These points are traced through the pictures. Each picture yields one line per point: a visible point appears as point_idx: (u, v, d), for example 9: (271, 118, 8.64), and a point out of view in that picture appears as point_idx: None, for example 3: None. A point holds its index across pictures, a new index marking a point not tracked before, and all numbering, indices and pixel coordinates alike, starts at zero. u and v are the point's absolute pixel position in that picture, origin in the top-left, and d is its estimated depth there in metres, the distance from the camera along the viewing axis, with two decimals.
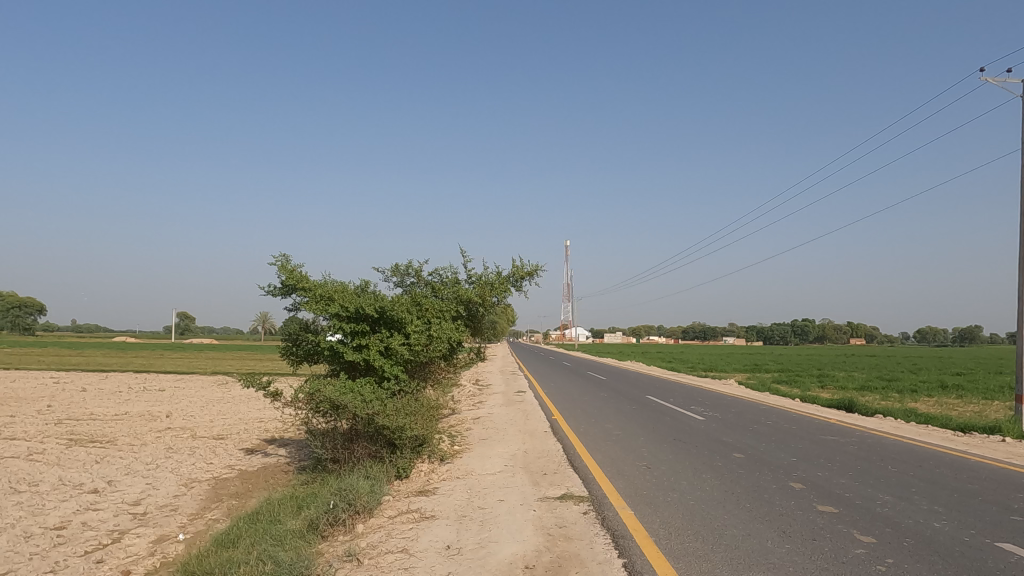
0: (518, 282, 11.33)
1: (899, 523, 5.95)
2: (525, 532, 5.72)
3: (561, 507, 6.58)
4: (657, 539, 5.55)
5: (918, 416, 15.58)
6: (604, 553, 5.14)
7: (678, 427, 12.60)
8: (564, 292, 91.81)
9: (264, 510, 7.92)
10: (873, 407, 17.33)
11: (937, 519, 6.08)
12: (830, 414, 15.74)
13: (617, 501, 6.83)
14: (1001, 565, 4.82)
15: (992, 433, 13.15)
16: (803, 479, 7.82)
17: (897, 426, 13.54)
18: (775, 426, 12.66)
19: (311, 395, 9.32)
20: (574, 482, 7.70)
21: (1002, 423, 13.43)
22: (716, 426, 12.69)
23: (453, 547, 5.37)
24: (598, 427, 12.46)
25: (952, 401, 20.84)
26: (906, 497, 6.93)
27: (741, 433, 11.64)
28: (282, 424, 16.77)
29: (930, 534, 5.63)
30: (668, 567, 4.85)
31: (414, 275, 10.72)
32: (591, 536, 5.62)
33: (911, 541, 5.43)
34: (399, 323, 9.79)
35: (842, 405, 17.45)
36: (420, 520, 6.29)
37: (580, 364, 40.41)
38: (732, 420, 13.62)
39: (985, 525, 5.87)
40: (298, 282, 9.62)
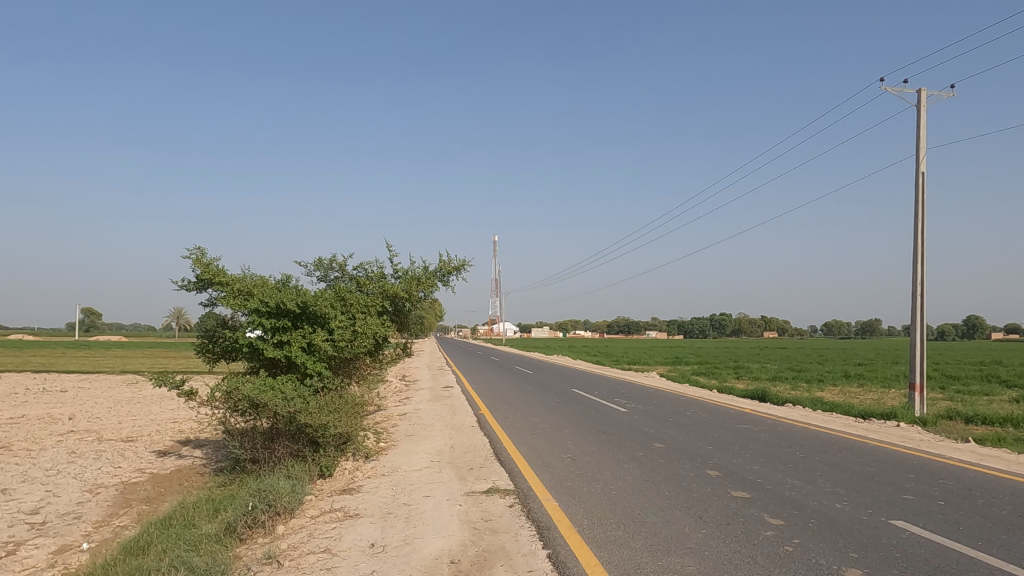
0: (446, 278, 11.28)
1: (805, 506, 6.31)
2: (451, 527, 5.71)
3: (487, 501, 6.63)
4: (580, 528, 5.66)
5: (823, 404, 16.48)
6: (529, 545, 5.21)
7: (602, 419, 12.88)
8: (492, 288, 91.51)
9: (176, 514, 7.55)
10: (783, 397, 18.20)
11: (839, 500, 6.50)
12: (744, 404, 16.43)
13: (542, 494, 6.92)
14: (894, 541, 5.20)
15: (888, 420, 14.04)
16: (718, 467, 8.16)
17: (805, 414, 14.30)
18: (693, 417, 13.15)
19: (228, 394, 8.95)
20: (500, 476, 7.75)
21: (897, 410, 14.38)
22: (638, 417, 13.06)
23: (376, 545, 5.30)
24: (524, 421, 12.53)
25: (854, 391, 22.12)
26: (812, 481, 7.36)
27: (662, 424, 12.02)
28: (197, 425, 16.07)
29: (832, 514, 6.00)
30: (590, 556, 4.96)
31: (338, 269, 10.49)
32: (516, 528, 5.68)
33: (815, 522, 5.78)
34: (322, 318, 9.58)
35: (755, 396, 18.23)
36: (344, 519, 6.18)
37: (505, 359, 39.82)
38: (653, 411, 14.04)
39: (880, 504, 6.30)
40: (214, 277, 9.23)
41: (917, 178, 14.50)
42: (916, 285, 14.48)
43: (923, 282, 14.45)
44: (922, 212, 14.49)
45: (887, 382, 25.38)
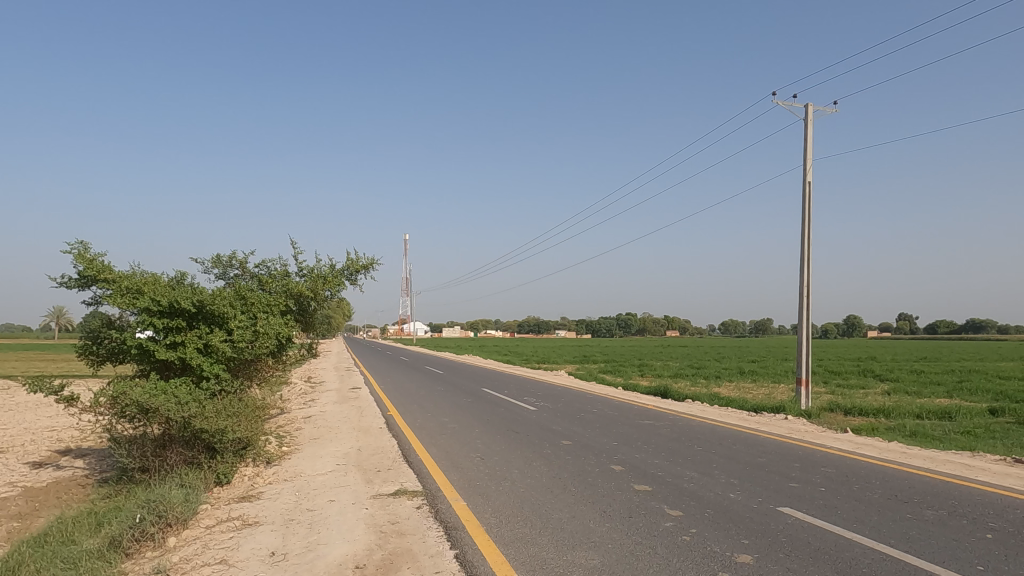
0: (353, 276, 11.03)
1: (702, 496, 6.63)
2: (356, 532, 5.59)
3: (394, 503, 6.53)
4: (488, 527, 5.69)
5: (720, 399, 17.37)
6: (436, 546, 5.18)
7: (512, 417, 13.02)
8: (403, 287, 90.36)
9: (53, 531, 6.97)
10: (683, 393, 19.02)
11: (732, 490, 6.86)
12: (647, 400, 17.08)
13: (450, 494, 6.90)
14: (781, 526, 5.56)
15: (778, 413, 14.99)
16: (622, 461, 8.42)
17: (703, 410, 15.05)
18: (599, 413, 13.52)
19: (114, 399, 8.33)
20: (408, 477, 7.66)
21: (786, 404, 15.36)
22: (547, 415, 13.29)
23: (277, 553, 5.10)
24: (433, 421, 12.45)
25: (747, 386, 23.50)
26: (708, 472, 7.74)
27: (569, 421, 12.30)
28: (78, 433, 14.88)
29: (726, 504, 6.34)
30: (497, 554, 5.00)
31: (238, 267, 10.02)
32: (424, 530, 5.63)
33: (711, 511, 6.08)
34: (220, 319, 9.12)
35: (657, 392, 18.98)
36: (242, 528, 5.91)
37: (415, 359, 39.37)
38: (561, 409, 14.31)
39: (769, 493, 6.71)
40: (99, 273, 8.56)
41: (803, 187, 15.55)
42: (803, 286, 15.53)
43: (808, 284, 15.51)
44: (807, 218, 15.54)
45: (778, 378, 27.13)
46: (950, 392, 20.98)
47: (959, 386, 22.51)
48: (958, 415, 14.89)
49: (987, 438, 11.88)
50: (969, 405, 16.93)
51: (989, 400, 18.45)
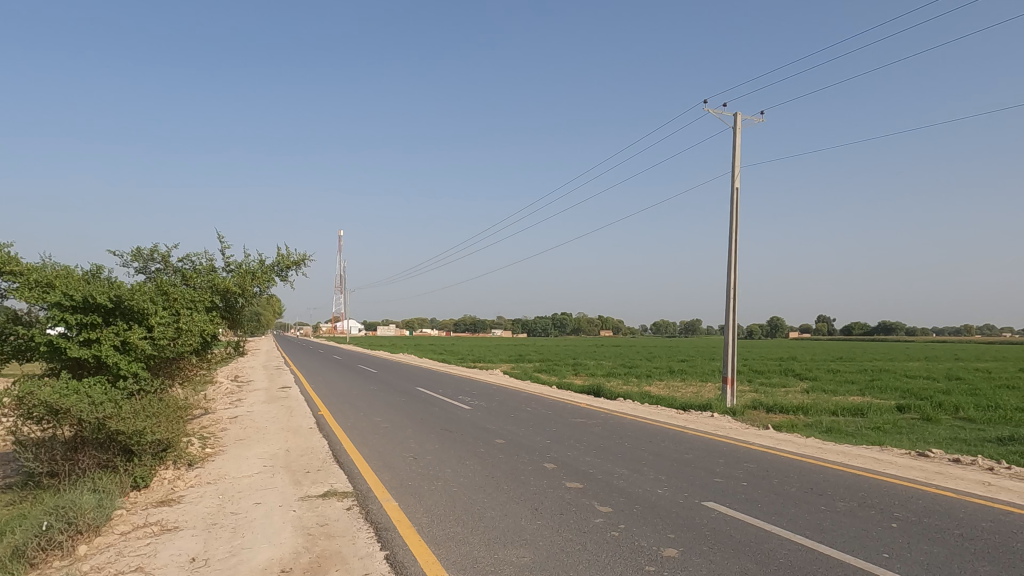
0: (284, 272, 10.74)
1: (631, 492, 6.78)
2: (282, 535, 5.44)
3: (323, 505, 6.39)
4: (419, 527, 5.64)
5: (650, 398, 17.84)
6: (366, 548, 5.10)
7: (446, 416, 12.97)
8: (337, 285, 88.60)
9: None
10: (616, 392, 19.43)
11: (660, 486, 7.05)
12: (581, 399, 17.34)
13: (381, 494, 6.81)
14: (705, 520, 5.75)
15: (705, 411, 15.51)
16: (555, 460, 8.52)
17: (634, 408, 15.43)
18: (533, 412, 13.63)
19: (20, 400, 7.81)
20: (338, 478, 7.51)
21: (712, 402, 15.90)
22: (482, 414, 13.31)
23: (198, 559, 4.91)
24: (365, 421, 12.25)
25: (677, 385, 24.24)
26: (638, 469, 7.92)
27: (503, 420, 12.35)
28: None
29: (654, 499, 6.51)
30: (428, 554, 4.96)
31: (160, 260, 9.59)
32: (354, 531, 5.53)
33: (640, 507, 6.23)
34: (140, 315, 8.71)
35: (591, 391, 19.32)
36: (160, 534, 5.65)
37: (348, 357, 38.66)
38: (495, 408, 14.36)
39: (695, 488, 6.93)
40: (4, 265, 8.00)
41: (732, 193, 16.13)
42: (730, 289, 16.11)
43: (735, 286, 16.09)
44: (735, 223, 16.12)
45: (705, 376, 28.15)
46: (862, 390, 22.23)
47: (871, 385, 23.90)
48: (869, 412, 15.79)
49: (895, 433, 12.65)
50: (879, 403, 17.98)
51: (897, 397, 19.64)
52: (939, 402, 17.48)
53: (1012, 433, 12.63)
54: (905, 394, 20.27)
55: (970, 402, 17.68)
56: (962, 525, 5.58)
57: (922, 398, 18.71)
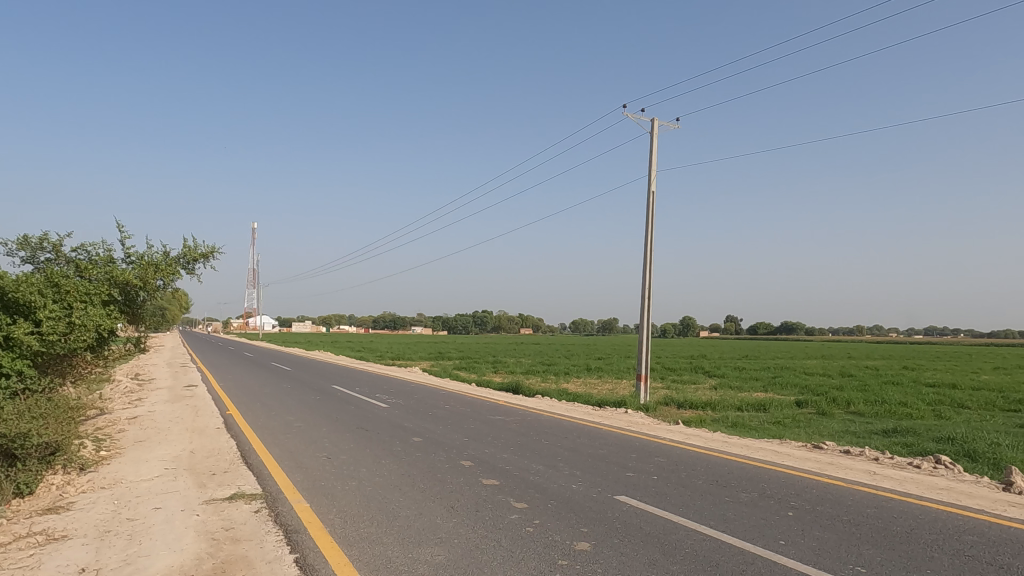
0: (190, 265, 10.23)
1: (547, 488, 6.87)
2: (184, 540, 5.18)
3: (229, 508, 6.13)
4: (332, 528, 5.50)
5: (568, 395, 18.14)
6: (274, 551, 4.93)
7: (362, 415, 12.72)
8: (250, 279, 85.13)
9: None
10: (534, 389, 19.66)
11: (574, 481, 7.19)
12: (500, 396, 17.43)
13: (292, 495, 6.59)
14: (617, 514, 5.91)
15: (620, 407, 15.93)
16: (472, 457, 8.52)
17: (552, 405, 15.65)
18: (452, 410, 13.59)
19: None
20: (247, 480, 7.22)
21: (627, 399, 16.37)
22: (399, 412, 13.13)
23: (88, 570, 4.60)
24: (277, 420, 11.84)
25: (594, 382, 24.85)
26: (553, 465, 8.05)
27: (421, 418, 12.24)
28: None
29: (568, 494, 6.63)
30: (340, 555, 4.85)
31: (51, 250, 8.92)
32: (261, 535, 5.34)
33: (555, 502, 6.33)
34: (26, 308, 8.07)
35: (510, 388, 19.44)
36: (45, 544, 5.25)
37: (260, 355, 37.22)
38: (413, 406, 14.22)
39: (608, 482, 7.11)
40: None
41: (648, 196, 16.64)
42: (645, 289, 16.61)
43: (649, 287, 16.61)
44: (651, 225, 16.64)
45: (621, 374, 28.96)
46: (766, 386, 23.52)
47: (773, 381, 25.26)
48: (771, 407, 16.72)
49: (794, 427, 13.45)
50: (781, 399, 19.02)
51: (796, 393, 20.87)
52: (832, 397, 18.74)
53: (895, 426, 13.69)
54: (804, 390, 21.57)
55: (859, 397, 19.03)
56: (850, 511, 5.99)
57: (818, 394, 19.97)
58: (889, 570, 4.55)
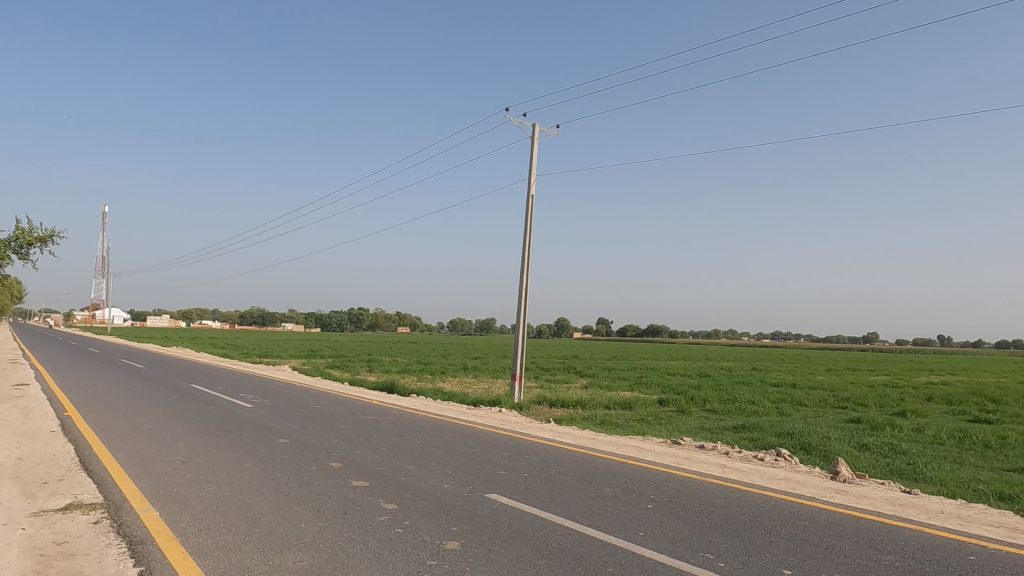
0: (22, 249, 9.15)
1: (418, 488, 6.81)
2: (5, 558, 4.61)
3: (63, 520, 5.52)
4: (184, 538, 5.13)
5: (443, 394, 18.11)
6: (114, 566, 4.50)
7: (222, 415, 11.95)
8: (98, 268, 77.69)
9: None
10: (409, 388, 19.46)
11: (446, 480, 7.18)
12: (374, 395, 17.11)
13: (139, 504, 6.06)
14: (487, 512, 5.96)
15: (494, 406, 16.15)
16: (341, 458, 8.26)
17: (426, 404, 15.57)
18: (321, 409, 13.13)
19: None
20: (85, 488, 6.55)
21: (501, 398, 16.61)
22: (264, 412, 12.49)
23: None
24: (124, 422, 10.86)
25: (470, 381, 25.08)
26: (425, 465, 7.99)
27: (287, 418, 11.73)
28: None
29: (439, 494, 6.61)
30: (192, 567, 4.53)
31: None
32: (101, 548, 4.87)
33: (425, 502, 6.29)
34: None
35: (383, 388, 19.11)
36: None
37: (107, 351, 34.02)
38: (280, 405, 13.59)
39: (480, 481, 7.17)
40: None
41: (527, 199, 16.98)
42: (522, 291, 16.94)
43: (526, 289, 16.96)
44: (529, 227, 16.99)
45: (496, 373, 29.43)
46: (631, 386, 24.82)
47: (638, 381, 26.61)
48: (636, 406, 17.59)
49: (655, 424, 14.26)
50: (645, 398, 20.15)
51: (658, 392, 22.20)
52: (690, 396, 20.06)
53: (743, 422, 14.91)
54: (666, 390, 22.98)
55: (714, 396, 20.55)
56: (702, 502, 6.43)
57: (677, 393, 21.34)
58: (734, 555, 4.93)
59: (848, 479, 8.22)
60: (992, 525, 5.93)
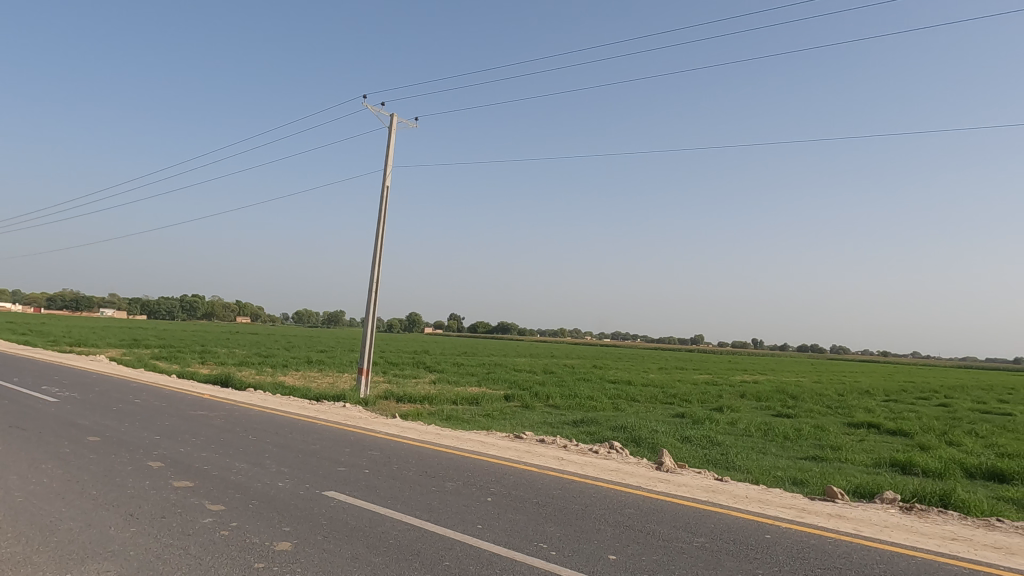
0: None
1: (249, 487, 6.43)
2: None
3: None
4: None
5: (284, 388, 17.25)
6: None
7: (16, 411, 10.49)
8: None
9: None
10: (246, 381, 18.34)
11: (281, 478, 6.84)
12: (205, 389, 15.91)
13: None
14: (324, 510, 5.75)
15: (338, 400, 15.67)
16: (162, 457, 7.58)
17: (264, 398, 14.77)
18: (141, 404, 11.98)
19: None
20: None
21: (346, 392, 16.18)
22: (71, 407, 11.14)
23: None
24: None
25: (313, 375, 24.16)
26: (259, 462, 7.56)
27: (99, 414, 10.56)
28: None
29: (272, 493, 6.28)
30: None
31: None
32: None
33: (256, 501, 5.94)
34: None
35: (217, 380, 17.83)
36: None
37: None
38: (92, 399, 12.20)
39: (317, 478, 6.91)
40: None
41: (382, 191, 16.66)
42: (372, 284, 16.59)
43: (377, 282, 16.63)
44: (383, 220, 16.67)
45: (342, 367, 28.64)
46: (479, 381, 25.23)
47: (485, 377, 27.11)
48: (482, 401, 17.86)
49: (500, 419, 14.58)
50: (491, 393, 20.57)
51: (504, 387, 22.76)
52: (534, 392, 20.72)
53: (581, 417, 15.68)
54: (512, 385, 23.67)
55: (556, 392, 21.41)
56: (539, 494, 6.68)
57: (523, 389, 22.01)
58: (565, 544, 5.17)
59: (670, 468, 8.96)
60: (785, 506, 6.74)
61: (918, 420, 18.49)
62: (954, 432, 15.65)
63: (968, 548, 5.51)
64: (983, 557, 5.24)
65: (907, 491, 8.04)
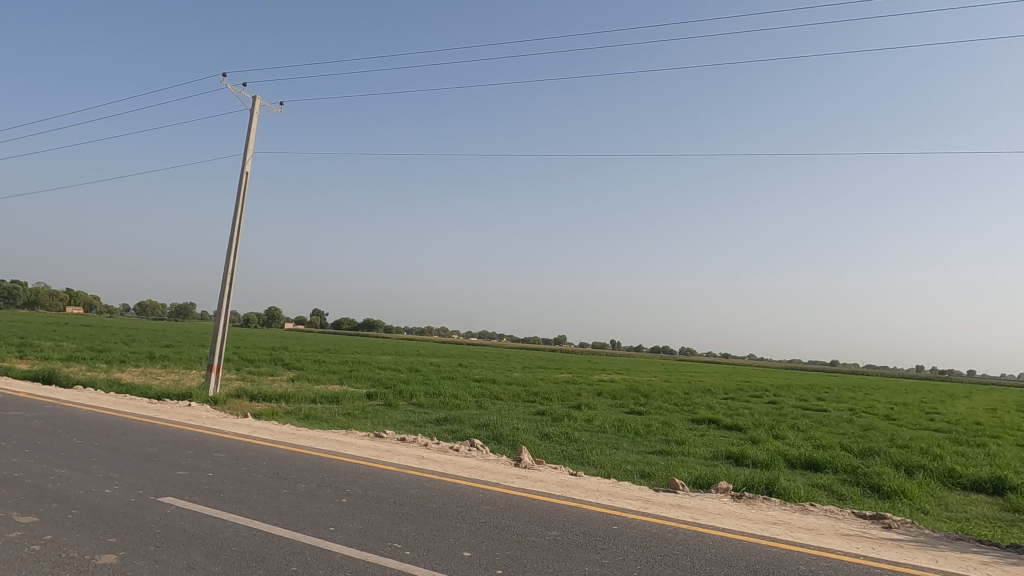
0: None
1: (68, 496, 5.76)
2: None
3: None
4: None
5: (121, 385, 15.69)
6: None
7: None
8: None
9: None
10: (73, 378, 16.45)
11: (108, 485, 6.20)
12: (24, 386, 14.11)
13: None
14: (157, 519, 5.28)
15: (183, 399, 14.52)
16: None
17: (96, 397, 13.36)
18: None
19: None
20: None
21: (193, 390, 15.03)
22: None
23: None
24: None
25: (156, 372, 22.19)
26: (83, 468, 6.81)
27: None
28: None
29: (97, 501, 5.68)
30: None
31: None
32: None
33: (77, 511, 5.35)
34: None
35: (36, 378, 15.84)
36: None
37: None
38: None
39: (151, 483, 6.34)
40: None
41: (241, 177, 15.69)
42: (226, 276, 15.55)
43: (232, 273, 15.62)
44: (241, 209, 15.72)
45: (191, 363, 26.65)
46: (341, 379, 24.45)
47: (348, 375, 26.31)
48: (344, 399, 17.33)
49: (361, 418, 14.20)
50: (352, 391, 19.99)
51: (367, 386, 22.22)
52: (397, 390, 20.39)
53: (445, 415, 15.63)
54: (375, 383, 23.20)
55: (421, 390, 21.21)
56: (396, 493, 6.57)
57: (388, 387, 21.64)
58: (420, 542, 5.13)
59: (528, 465, 9.18)
60: (632, 499, 7.11)
61: (750, 415, 20.35)
62: (780, 427, 17.30)
63: (786, 531, 6.12)
64: (797, 538, 5.85)
65: (739, 481, 8.78)
